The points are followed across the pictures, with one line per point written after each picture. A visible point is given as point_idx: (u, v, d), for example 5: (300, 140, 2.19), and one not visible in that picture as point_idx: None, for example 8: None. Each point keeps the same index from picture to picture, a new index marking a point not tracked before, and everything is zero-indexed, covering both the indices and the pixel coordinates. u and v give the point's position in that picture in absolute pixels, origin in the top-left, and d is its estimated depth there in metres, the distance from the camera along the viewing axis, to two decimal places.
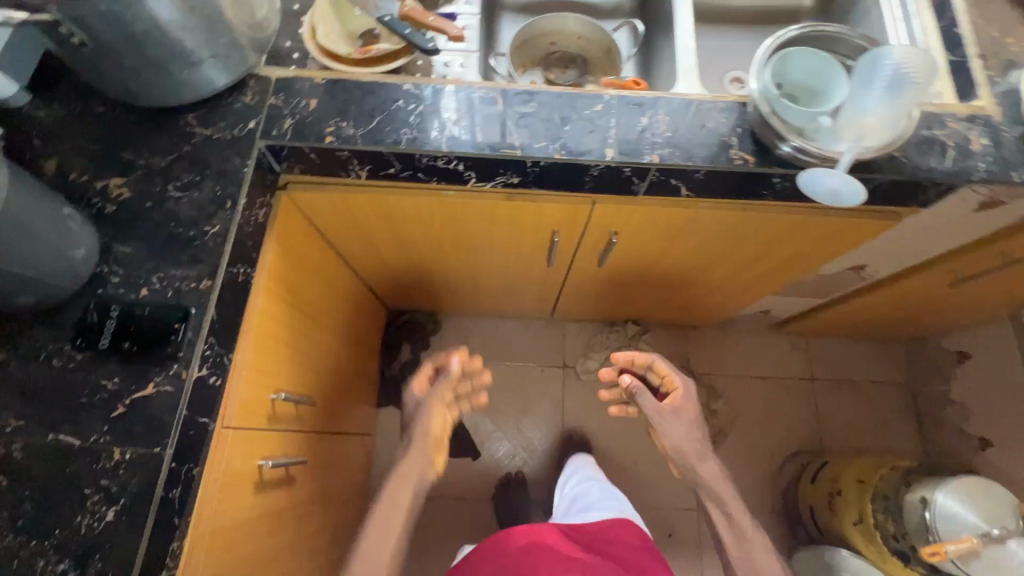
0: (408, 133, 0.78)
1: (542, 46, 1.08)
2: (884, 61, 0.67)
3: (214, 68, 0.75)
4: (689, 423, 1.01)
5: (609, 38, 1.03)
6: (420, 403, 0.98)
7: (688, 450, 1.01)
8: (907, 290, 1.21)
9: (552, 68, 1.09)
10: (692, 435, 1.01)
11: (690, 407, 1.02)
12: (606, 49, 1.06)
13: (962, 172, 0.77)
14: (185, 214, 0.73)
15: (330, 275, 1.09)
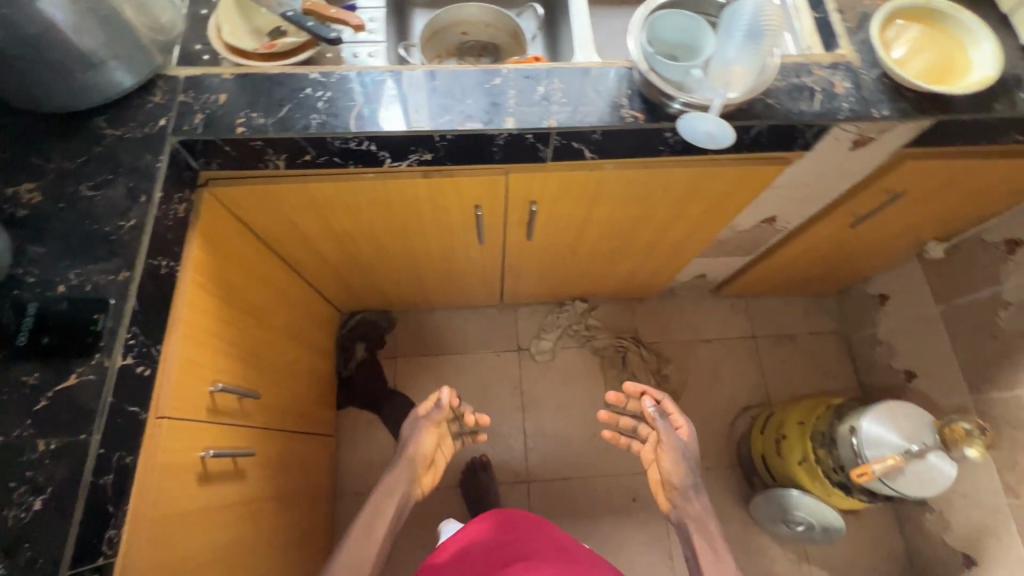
0: (317, 118, 0.81)
1: (454, 36, 1.14)
2: (742, 13, 0.74)
3: (119, 68, 0.77)
4: (695, 457, 0.98)
5: (514, 23, 1.09)
6: (415, 425, 1.01)
7: (686, 485, 0.97)
8: (819, 237, 1.30)
9: (466, 56, 1.15)
10: (692, 472, 0.97)
11: (693, 442, 1.00)
12: (513, 34, 1.12)
13: (829, 112, 0.85)
14: (99, 211, 0.74)
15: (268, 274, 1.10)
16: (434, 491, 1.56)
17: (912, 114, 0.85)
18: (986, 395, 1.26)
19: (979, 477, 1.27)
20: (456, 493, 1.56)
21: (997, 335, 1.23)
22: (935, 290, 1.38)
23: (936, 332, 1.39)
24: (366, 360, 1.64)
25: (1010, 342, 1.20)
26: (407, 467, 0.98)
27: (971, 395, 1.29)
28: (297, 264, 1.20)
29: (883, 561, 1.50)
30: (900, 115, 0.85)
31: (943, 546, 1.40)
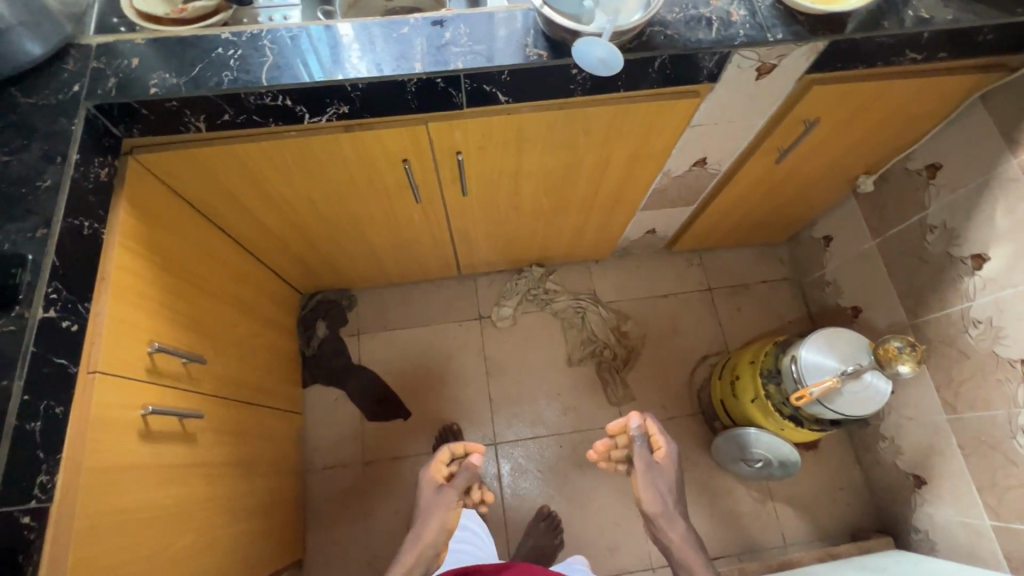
0: (230, 75, 0.83)
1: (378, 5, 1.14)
2: None
3: (28, 37, 0.79)
4: (668, 479, 1.07)
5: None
6: (438, 490, 1.11)
7: (661, 510, 1.06)
8: (752, 179, 1.34)
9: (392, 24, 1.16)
10: (669, 500, 1.06)
11: (672, 465, 1.09)
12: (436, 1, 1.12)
13: (725, 40, 0.88)
14: (16, 175, 0.76)
15: (210, 246, 1.12)
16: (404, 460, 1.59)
17: (805, 37, 0.89)
18: (922, 318, 1.30)
19: (922, 397, 1.32)
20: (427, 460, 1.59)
21: (927, 259, 1.28)
22: (871, 224, 1.43)
23: (875, 264, 1.44)
24: (328, 337, 1.66)
25: (938, 264, 1.25)
26: (421, 540, 1.04)
27: (909, 320, 1.34)
28: (240, 237, 1.21)
29: (843, 492, 1.55)
30: (793, 37, 0.89)
31: (896, 471, 1.44)
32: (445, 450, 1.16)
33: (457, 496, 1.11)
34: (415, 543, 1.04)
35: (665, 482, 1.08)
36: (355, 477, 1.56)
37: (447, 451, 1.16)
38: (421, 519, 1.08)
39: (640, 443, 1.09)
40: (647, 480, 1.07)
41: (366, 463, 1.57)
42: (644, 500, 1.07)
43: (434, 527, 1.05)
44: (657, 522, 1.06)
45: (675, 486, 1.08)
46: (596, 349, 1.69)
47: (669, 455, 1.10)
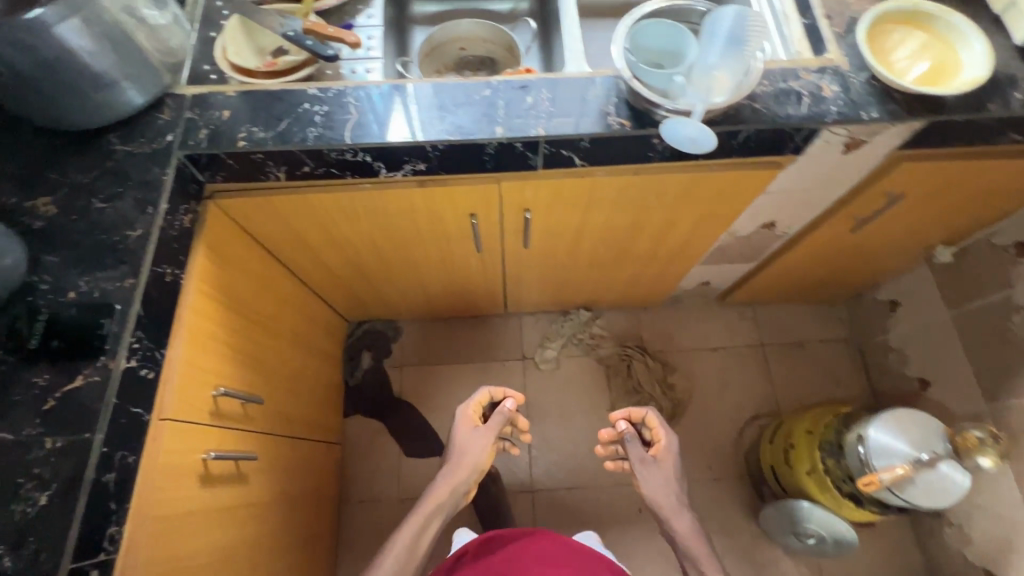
0: (314, 132, 0.85)
1: (452, 53, 1.19)
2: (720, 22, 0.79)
3: (131, 89, 0.82)
4: (666, 474, 1.08)
5: (508, 38, 1.14)
6: (472, 431, 1.10)
7: (665, 502, 1.06)
8: (822, 243, 1.29)
9: (463, 71, 1.20)
10: (671, 494, 1.06)
11: (670, 460, 1.09)
12: (509, 48, 1.17)
13: (816, 116, 0.85)
14: (109, 222, 0.78)
15: (275, 283, 1.14)
16: None
17: (902, 116, 0.85)
18: (1002, 402, 1.22)
19: (999, 487, 1.22)
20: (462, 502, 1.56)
21: (1010, 340, 1.20)
22: (945, 295, 1.35)
23: (948, 338, 1.35)
24: (372, 368, 1.67)
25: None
26: (459, 470, 1.06)
27: (985, 403, 1.25)
28: (301, 273, 1.23)
29: None
30: (889, 117, 0.85)
31: (964, 562, 1.34)
32: (485, 392, 1.16)
33: (492, 438, 1.10)
34: (450, 473, 1.06)
35: (664, 476, 1.08)
36: (390, 514, 1.54)
37: (484, 393, 1.16)
38: (455, 451, 1.09)
39: (633, 439, 1.10)
40: (647, 477, 1.08)
41: (402, 500, 1.55)
42: (649, 492, 1.07)
43: (468, 464, 1.06)
44: (666, 512, 1.05)
45: (676, 478, 1.09)
46: (640, 399, 1.64)
47: (667, 449, 1.11)
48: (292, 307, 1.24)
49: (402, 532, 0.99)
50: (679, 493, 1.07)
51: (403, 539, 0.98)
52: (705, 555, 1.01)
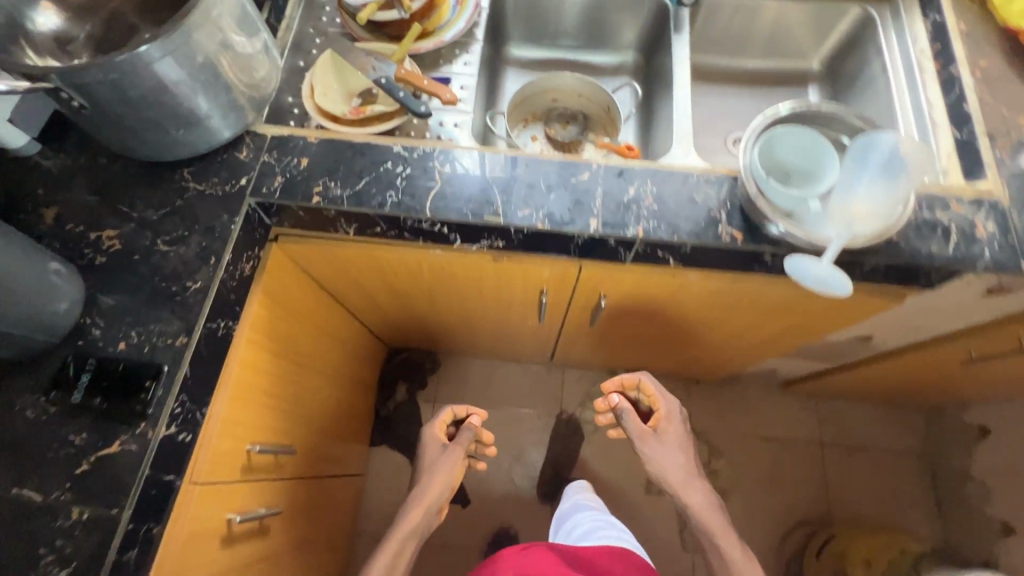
0: (394, 196, 0.78)
1: (543, 103, 1.12)
2: (879, 147, 0.67)
3: (212, 127, 0.78)
4: (670, 442, 0.96)
5: (608, 98, 1.05)
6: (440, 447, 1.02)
7: (672, 474, 0.94)
8: (921, 363, 1.15)
9: (553, 123, 1.12)
10: (680, 465, 0.94)
11: (673, 425, 0.98)
12: (607, 107, 1.07)
13: (965, 259, 0.74)
14: (170, 269, 0.74)
15: (324, 320, 1.09)
16: (452, 551, 1.51)
17: None
18: None
19: None
20: (475, 558, 1.49)
21: None
22: None
23: None
24: (405, 401, 1.62)
25: None
26: (428, 499, 0.94)
27: None
28: (352, 307, 1.18)
29: None
30: None
31: None
32: (448, 411, 1.07)
33: (460, 455, 1.01)
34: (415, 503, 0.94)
35: (671, 445, 0.96)
36: None
37: (447, 413, 1.07)
38: (423, 479, 0.98)
39: (628, 415, 0.98)
40: (652, 450, 0.96)
41: None
42: (658, 468, 0.95)
43: (439, 480, 0.96)
44: (676, 486, 0.93)
45: (686, 445, 0.97)
46: None
47: (671, 414, 0.99)
48: (336, 341, 1.19)
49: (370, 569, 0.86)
50: (687, 460, 0.95)
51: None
52: (722, 527, 0.89)
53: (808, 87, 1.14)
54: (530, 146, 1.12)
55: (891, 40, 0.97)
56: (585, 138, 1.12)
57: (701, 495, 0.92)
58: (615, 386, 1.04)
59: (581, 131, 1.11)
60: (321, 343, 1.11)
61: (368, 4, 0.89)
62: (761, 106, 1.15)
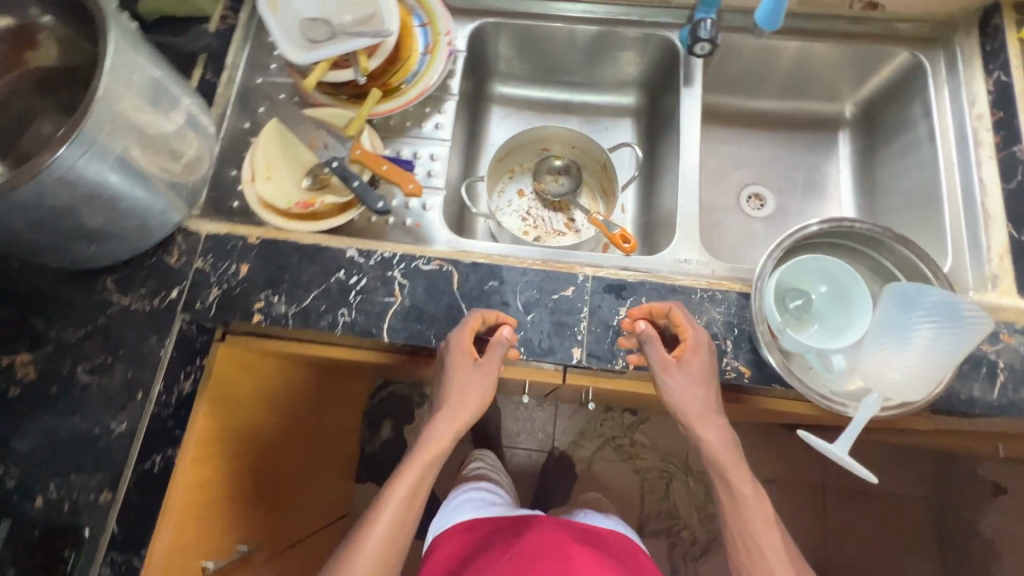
0: (346, 315, 0.68)
1: (534, 151, 0.98)
2: (949, 319, 0.53)
3: (134, 234, 0.67)
4: (698, 381, 0.62)
5: (604, 156, 0.91)
6: (458, 364, 0.63)
7: (694, 412, 0.62)
8: (941, 442, 1.05)
9: (543, 175, 0.98)
10: (708, 405, 0.62)
11: (704, 362, 0.62)
12: (603, 165, 0.93)
13: (1012, 405, 0.63)
14: (92, 405, 0.65)
15: (293, 394, 0.97)
16: None
17: None
18: None
19: None
20: None
21: None
22: None
23: None
24: (391, 438, 1.56)
25: None
26: (456, 424, 0.63)
27: None
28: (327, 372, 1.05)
29: None
30: None
31: None
32: (477, 316, 0.64)
33: (491, 373, 0.64)
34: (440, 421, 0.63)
35: (699, 382, 0.62)
36: None
37: (478, 318, 0.64)
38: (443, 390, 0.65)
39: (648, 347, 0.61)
40: (673, 387, 0.61)
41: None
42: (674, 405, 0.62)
43: (467, 411, 0.64)
44: (692, 424, 0.62)
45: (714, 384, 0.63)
46: (674, 525, 1.47)
47: (699, 348, 0.62)
48: (312, 403, 1.08)
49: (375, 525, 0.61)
50: (710, 399, 0.62)
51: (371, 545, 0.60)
52: (740, 470, 0.62)
53: (838, 133, 0.99)
54: (514, 201, 0.99)
55: (944, 100, 0.81)
56: (577, 196, 0.98)
57: (721, 431, 0.62)
58: (638, 312, 0.66)
59: (573, 187, 0.97)
60: (290, 416, 0.99)
61: (319, 63, 0.75)
62: (783, 154, 1.00)
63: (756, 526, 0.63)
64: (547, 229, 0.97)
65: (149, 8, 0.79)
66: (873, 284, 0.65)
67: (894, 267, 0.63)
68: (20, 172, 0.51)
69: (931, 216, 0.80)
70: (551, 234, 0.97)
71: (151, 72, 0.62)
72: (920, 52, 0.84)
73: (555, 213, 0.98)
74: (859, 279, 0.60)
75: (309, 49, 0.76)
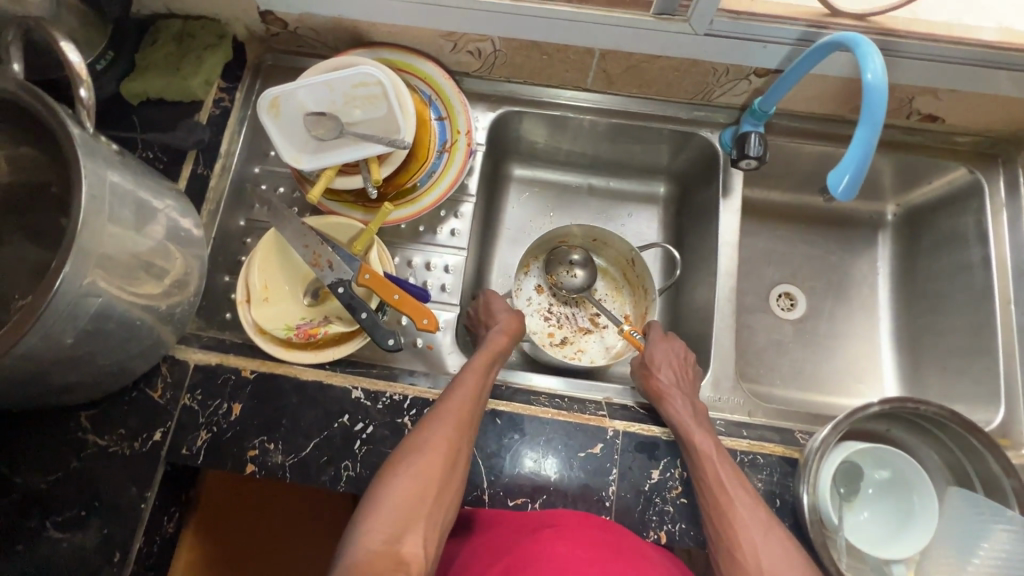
0: (350, 469, 0.61)
1: (547, 242, 0.87)
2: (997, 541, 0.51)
3: (113, 374, 0.60)
4: (662, 360, 0.68)
5: (634, 253, 0.83)
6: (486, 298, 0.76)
7: (660, 388, 0.65)
8: None
9: (555, 267, 0.87)
10: (671, 378, 0.66)
11: (663, 344, 0.70)
12: (630, 260, 0.85)
13: None
14: (63, 567, 0.58)
15: None
16: None
17: None
18: None
19: None
20: None
21: None
22: None
23: None
24: None
25: None
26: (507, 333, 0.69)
27: None
28: None
29: None
30: None
31: None
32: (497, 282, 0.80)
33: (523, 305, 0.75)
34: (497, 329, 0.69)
35: (664, 362, 0.68)
36: None
37: None
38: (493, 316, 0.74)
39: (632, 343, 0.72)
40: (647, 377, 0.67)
41: None
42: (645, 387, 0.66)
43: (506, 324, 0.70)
44: (660, 394, 0.64)
45: (688, 371, 0.68)
46: None
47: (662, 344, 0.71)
48: None
49: (458, 383, 0.60)
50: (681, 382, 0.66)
51: (455, 399, 0.58)
52: (695, 420, 0.61)
53: (878, 234, 0.92)
54: (532, 299, 0.87)
55: (1002, 226, 0.76)
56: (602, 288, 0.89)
57: (692, 405, 0.63)
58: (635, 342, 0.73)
59: (592, 280, 0.87)
60: None
61: (325, 170, 0.68)
62: (819, 253, 0.93)
63: (704, 465, 0.57)
64: (573, 329, 0.86)
65: (133, 91, 0.70)
66: (943, 475, 0.59)
67: (966, 462, 0.57)
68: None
69: (984, 353, 0.76)
70: (578, 334, 0.86)
71: (132, 211, 0.54)
72: (978, 170, 0.78)
73: (577, 308, 0.87)
74: (923, 475, 0.56)
75: (313, 152, 0.68)
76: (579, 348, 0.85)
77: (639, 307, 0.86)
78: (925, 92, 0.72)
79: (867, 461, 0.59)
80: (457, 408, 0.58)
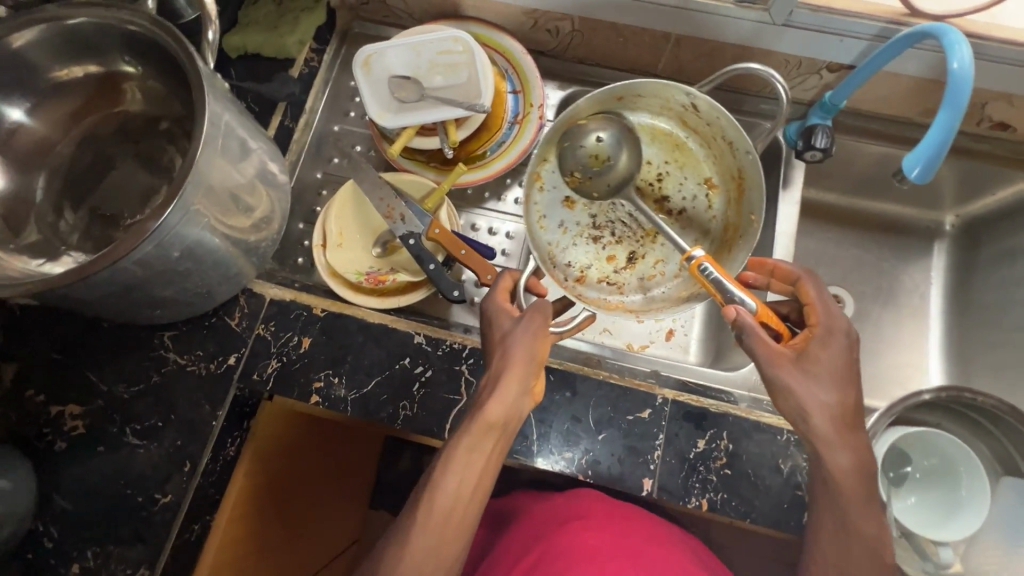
0: (407, 408, 0.64)
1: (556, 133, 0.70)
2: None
3: (200, 297, 0.64)
4: (828, 373, 0.54)
5: (687, 97, 0.67)
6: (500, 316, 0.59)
7: (818, 411, 0.53)
8: None
9: (574, 169, 0.72)
10: (831, 397, 0.53)
11: (834, 350, 0.55)
12: (686, 106, 0.70)
13: None
14: (139, 471, 0.63)
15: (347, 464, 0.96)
16: None
17: None
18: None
19: None
20: None
21: None
22: None
23: None
24: None
25: None
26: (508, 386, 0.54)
27: None
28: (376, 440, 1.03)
29: None
30: None
31: None
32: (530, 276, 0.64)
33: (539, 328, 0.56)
34: (495, 377, 0.55)
35: (823, 377, 0.54)
36: None
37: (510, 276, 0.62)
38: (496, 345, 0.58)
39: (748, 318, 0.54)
40: (793, 380, 0.53)
41: None
42: (801, 412, 0.54)
43: (511, 365, 0.55)
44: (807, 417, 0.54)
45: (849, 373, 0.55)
46: None
47: (835, 337, 0.55)
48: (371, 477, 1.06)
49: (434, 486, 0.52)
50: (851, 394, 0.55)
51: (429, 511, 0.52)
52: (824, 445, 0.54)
53: (933, 244, 0.92)
54: (568, 220, 0.77)
55: None
56: (667, 163, 0.77)
57: (855, 453, 0.54)
58: (775, 319, 0.57)
59: (632, 159, 0.72)
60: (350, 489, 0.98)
61: (406, 128, 0.72)
62: (871, 258, 0.93)
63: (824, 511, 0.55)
64: (637, 239, 0.77)
65: (233, 45, 0.75)
66: (993, 467, 0.59)
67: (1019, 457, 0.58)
68: (114, 248, 0.50)
69: None
70: (643, 241, 0.76)
71: (237, 146, 0.59)
72: None
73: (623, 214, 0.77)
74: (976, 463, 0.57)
75: (396, 111, 0.72)
76: (656, 260, 0.76)
77: (724, 163, 0.73)
78: (999, 97, 0.72)
79: (916, 448, 0.60)
80: (429, 522, 0.51)
